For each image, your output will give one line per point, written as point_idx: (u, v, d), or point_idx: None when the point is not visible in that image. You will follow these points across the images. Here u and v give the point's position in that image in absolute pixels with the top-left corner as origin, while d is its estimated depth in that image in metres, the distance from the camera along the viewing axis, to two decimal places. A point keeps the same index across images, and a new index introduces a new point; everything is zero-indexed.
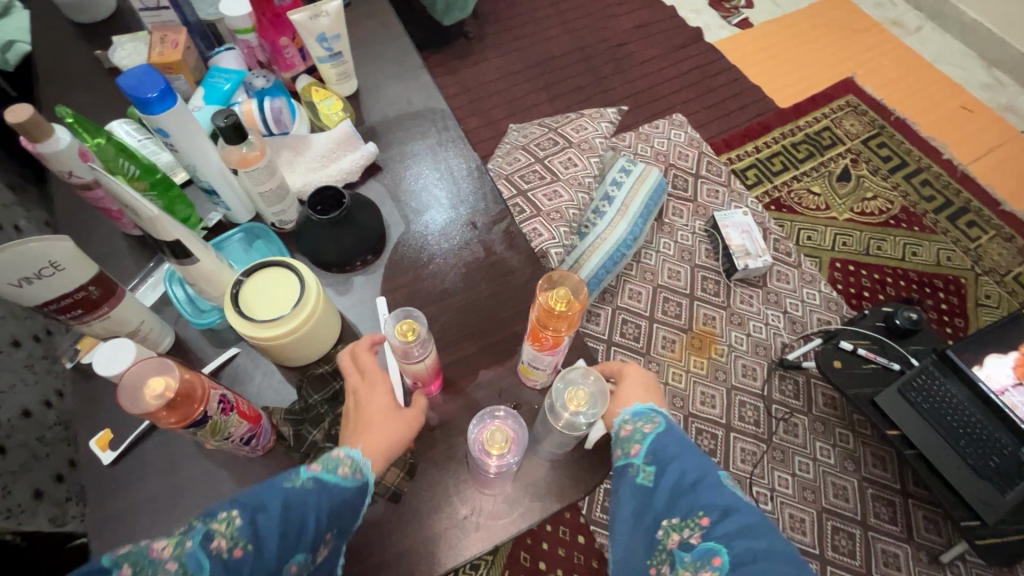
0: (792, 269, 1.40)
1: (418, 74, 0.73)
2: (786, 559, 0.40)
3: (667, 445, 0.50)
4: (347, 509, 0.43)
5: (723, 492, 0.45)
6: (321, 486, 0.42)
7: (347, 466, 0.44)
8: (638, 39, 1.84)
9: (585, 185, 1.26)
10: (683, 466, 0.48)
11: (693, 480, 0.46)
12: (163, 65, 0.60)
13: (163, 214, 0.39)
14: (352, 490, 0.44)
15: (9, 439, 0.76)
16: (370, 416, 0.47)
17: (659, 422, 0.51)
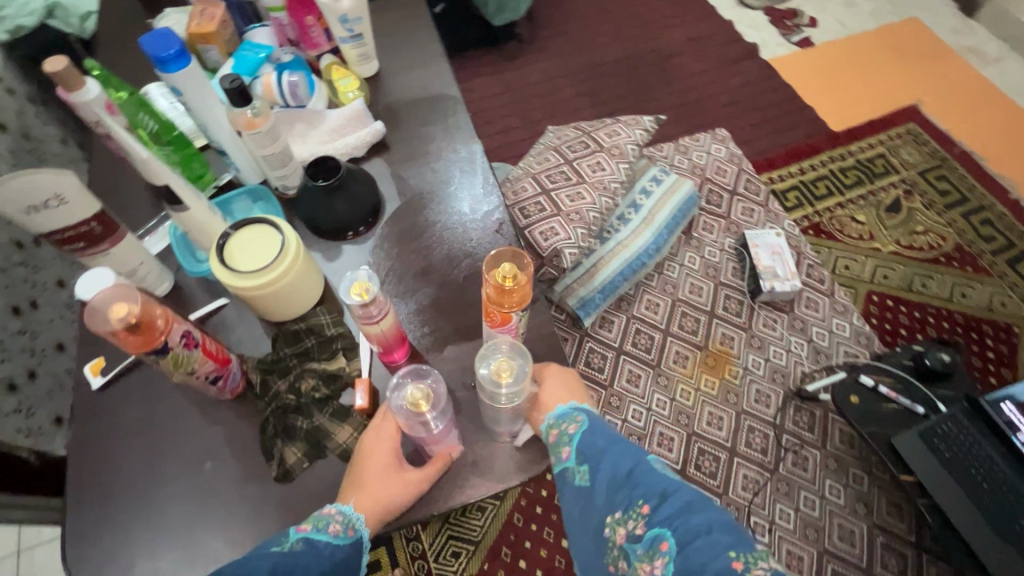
0: (823, 298, 1.33)
1: (436, 61, 0.75)
2: (718, 522, 0.41)
3: (598, 441, 0.50)
4: (340, 565, 0.45)
5: (655, 477, 0.46)
6: (314, 547, 0.44)
7: (338, 523, 0.46)
8: (690, 51, 1.81)
9: (610, 190, 1.24)
10: (614, 460, 0.48)
11: (629, 472, 0.47)
12: (200, 35, 0.65)
13: (152, 157, 0.45)
14: (347, 548, 0.46)
15: (40, 368, 0.83)
16: (367, 475, 0.48)
17: (582, 419, 0.52)
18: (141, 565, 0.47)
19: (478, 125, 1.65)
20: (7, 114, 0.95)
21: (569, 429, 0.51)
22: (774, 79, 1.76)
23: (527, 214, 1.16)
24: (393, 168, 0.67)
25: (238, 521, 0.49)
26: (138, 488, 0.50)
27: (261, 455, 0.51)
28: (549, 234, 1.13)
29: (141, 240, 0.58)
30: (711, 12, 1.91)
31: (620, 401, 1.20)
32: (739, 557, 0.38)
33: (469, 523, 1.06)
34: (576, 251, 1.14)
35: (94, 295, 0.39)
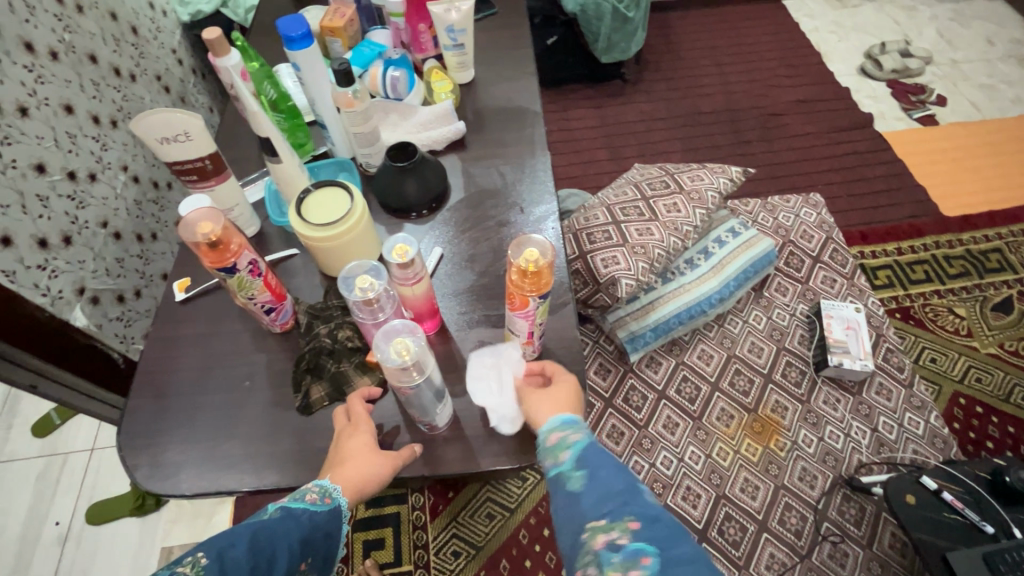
0: (899, 387, 1.22)
1: (527, 77, 0.82)
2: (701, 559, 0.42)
3: (598, 452, 0.48)
4: (323, 529, 0.48)
5: (646, 501, 0.45)
6: (293, 514, 0.46)
7: (316, 492, 0.48)
8: (796, 113, 1.77)
9: (682, 232, 1.23)
10: (610, 477, 0.46)
11: (624, 490, 0.46)
12: (330, 29, 0.76)
13: (261, 113, 0.53)
14: (324, 515, 0.47)
15: (145, 288, 0.97)
16: (348, 453, 0.51)
17: (586, 435, 0.50)
18: (172, 453, 0.54)
19: (567, 152, 1.70)
20: (172, 78, 1.14)
21: (564, 436, 0.50)
22: (885, 152, 1.67)
23: (592, 240, 1.18)
24: (464, 164, 0.73)
25: (256, 436, 0.55)
26: (186, 389, 0.58)
27: (291, 385, 0.58)
28: (610, 262, 1.15)
29: (242, 188, 0.68)
30: (829, 77, 1.86)
31: (652, 444, 1.17)
32: None
33: (475, 527, 1.07)
34: (633, 283, 1.14)
35: (189, 214, 0.49)
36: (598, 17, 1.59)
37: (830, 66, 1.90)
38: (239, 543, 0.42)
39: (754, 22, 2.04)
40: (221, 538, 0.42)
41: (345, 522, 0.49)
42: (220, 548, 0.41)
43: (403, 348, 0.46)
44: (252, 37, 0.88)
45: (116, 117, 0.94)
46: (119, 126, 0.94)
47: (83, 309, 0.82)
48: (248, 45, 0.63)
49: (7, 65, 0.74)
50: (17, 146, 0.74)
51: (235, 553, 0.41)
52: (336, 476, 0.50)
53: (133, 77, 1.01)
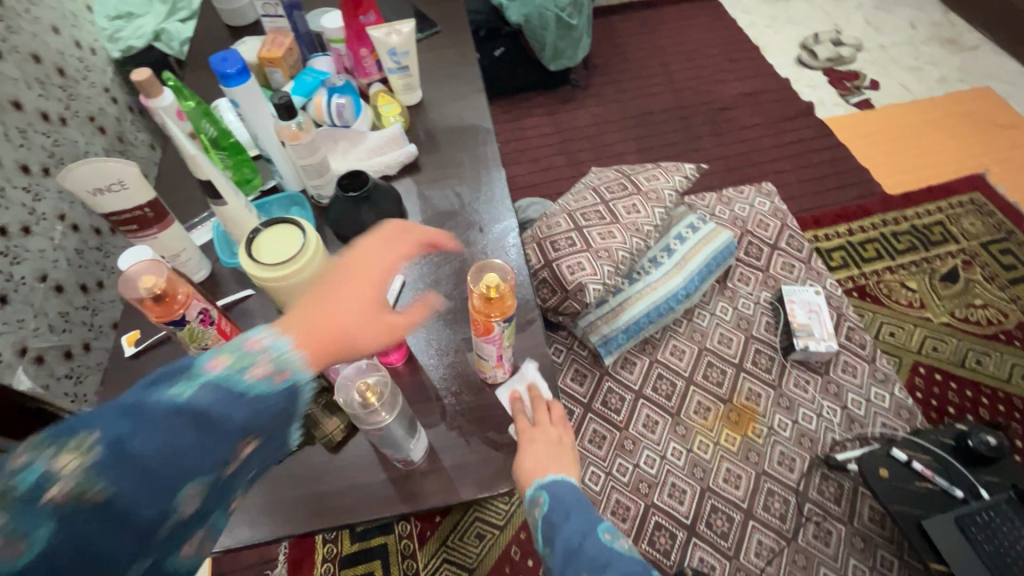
0: (863, 363, 1.27)
1: (476, 95, 0.81)
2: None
3: (556, 507, 0.52)
4: (272, 411, 0.38)
5: (597, 544, 0.49)
6: (233, 389, 0.36)
7: (268, 360, 0.38)
8: (742, 106, 1.82)
9: (643, 232, 1.25)
10: (566, 534, 0.50)
11: (578, 540, 0.49)
12: (268, 59, 0.74)
13: (200, 155, 0.51)
14: (274, 392, 0.39)
15: (94, 341, 0.92)
16: (334, 317, 0.42)
17: (544, 500, 0.53)
18: None
19: (525, 161, 1.71)
20: (107, 118, 1.10)
21: (530, 501, 0.54)
22: (828, 138, 1.74)
23: (557, 247, 1.19)
24: (420, 187, 0.72)
25: None
26: None
27: None
28: (577, 268, 1.15)
29: (189, 231, 0.65)
30: (769, 70, 1.93)
31: (634, 445, 1.17)
32: None
33: (466, 548, 1.05)
34: (600, 287, 1.15)
35: (132, 267, 0.46)
36: (542, 26, 1.61)
37: (768, 58, 1.97)
38: (149, 426, 0.32)
39: (694, 21, 2.10)
40: (125, 417, 0.32)
41: (300, 404, 0.40)
42: (119, 440, 0.31)
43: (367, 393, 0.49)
44: (189, 73, 0.85)
45: (48, 164, 0.90)
46: (52, 174, 0.90)
47: (26, 371, 0.77)
48: (181, 84, 0.61)
49: None
50: None
51: (138, 445, 0.32)
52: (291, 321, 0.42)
53: (63, 121, 0.96)
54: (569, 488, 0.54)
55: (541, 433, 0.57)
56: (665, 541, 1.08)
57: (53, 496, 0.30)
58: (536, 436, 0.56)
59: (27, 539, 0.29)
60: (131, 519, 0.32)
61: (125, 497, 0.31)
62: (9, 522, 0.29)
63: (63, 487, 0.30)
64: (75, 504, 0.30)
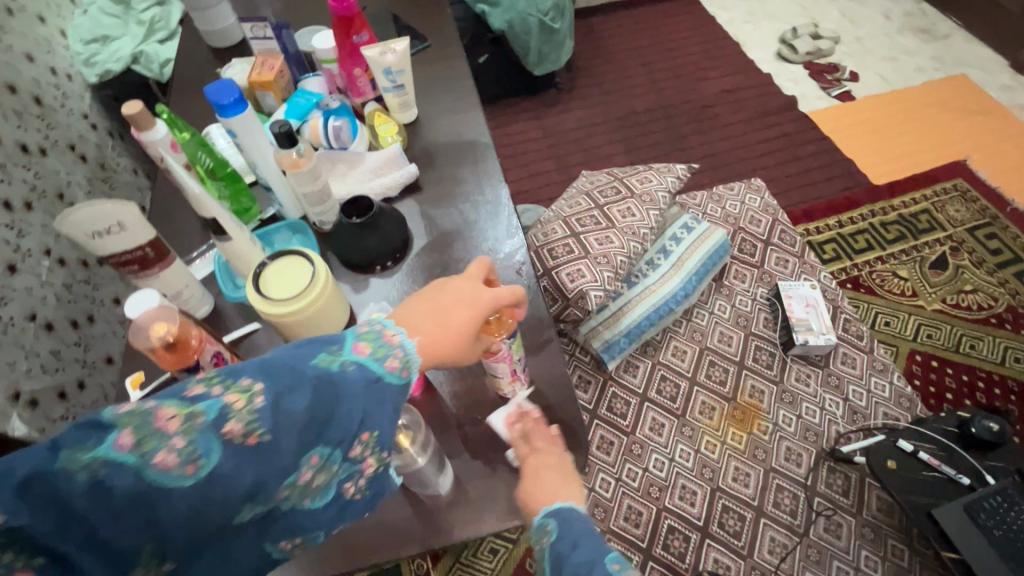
0: (861, 354, 1.28)
1: (472, 109, 0.80)
2: None
3: (563, 534, 0.48)
4: (388, 398, 0.44)
5: (609, 571, 0.44)
6: (368, 376, 0.42)
7: (396, 361, 0.45)
8: (726, 103, 1.84)
9: (640, 235, 1.25)
10: (574, 558, 0.46)
11: (584, 563, 0.45)
12: (259, 83, 0.72)
13: (203, 193, 0.49)
14: (394, 386, 0.45)
15: (89, 378, 0.89)
16: (441, 332, 0.50)
17: (552, 528, 0.49)
18: None
19: (514, 168, 1.70)
20: (88, 146, 1.07)
21: (538, 530, 0.50)
22: (812, 131, 1.75)
23: (554, 255, 1.19)
24: (423, 208, 0.71)
25: None
26: None
27: None
28: (576, 276, 1.15)
29: (188, 265, 0.63)
30: (750, 65, 1.94)
31: (642, 449, 1.17)
32: None
33: (481, 564, 1.04)
34: (601, 294, 1.14)
35: (141, 314, 0.44)
36: (526, 31, 1.60)
37: (749, 54, 1.99)
38: (306, 385, 0.38)
39: (674, 19, 2.11)
40: (284, 374, 0.38)
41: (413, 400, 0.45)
42: (279, 392, 0.36)
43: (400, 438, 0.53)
44: (176, 99, 0.83)
45: (31, 197, 0.87)
46: (36, 208, 0.87)
47: (21, 416, 0.74)
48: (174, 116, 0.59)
49: None
50: None
51: (294, 400, 0.36)
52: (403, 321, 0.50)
53: (43, 152, 0.93)
54: (580, 519, 0.50)
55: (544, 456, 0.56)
56: (679, 544, 1.08)
57: (228, 434, 0.34)
58: (540, 464, 0.55)
59: (201, 457, 0.33)
60: (278, 465, 0.36)
61: (279, 448, 0.36)
62: (190, 441, 0.33)
63: (234, 429, 0.34)
64: (239, 443, 0.34)
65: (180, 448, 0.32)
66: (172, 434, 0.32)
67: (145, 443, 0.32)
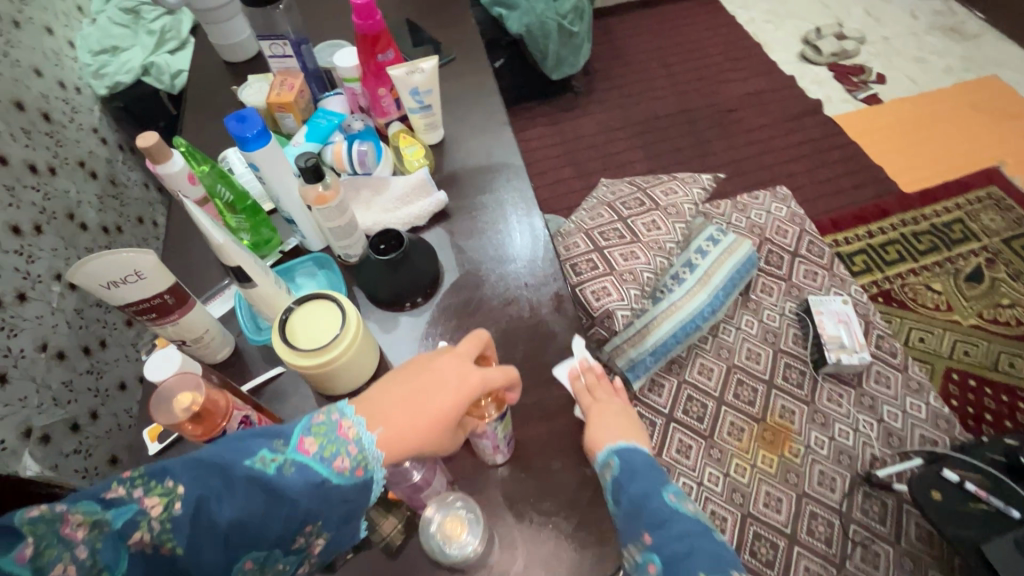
0: (896, 373, 1.23)
1: (502, 129, 0.76)
2: (710, 552, 0.49)
3: (624, 469, 0.52)
4: (336, 499, 0.41)
5: (668, 506, 0.51)
6: (312, 479, 0.40)
7: (348, 461, 0.42)
8: (748, 107, 1.78)
9: (665, 249, 1.21)
10: (636, 492, 0.51)
11: (643, 502, 0.51)
12: (279, 103, 0.68)
13: (228, 242, 0.45)
14: (346, 487, 0.42)
15: (103, 407, 0.85)
16: (409, 417, 0.44)
17: (616, 465, 0.52)
18: None
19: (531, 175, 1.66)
20: (98, 162, 1.03)
21: (600, 463, 0.53)
22: (839, 136, 1.70)
23: (578, 271, 1.15)
24: (452, 238, 0.67)
25: None
26: None
27: None
28: (602, 294, 1.11)
29: (206, 303, 0.60)
30: (772, 67, 1.89)
31: (669, 472, 1.13)
32: None
33: None
34: (628, 312, 1.10)
35: (167, 377, 0.42)
36: (544, 35, 1.55)
37: (771, 55, 1.93)
38: (230, 493, 0.38)
39: (691, 19, 2.05)
40: (213, 475, 0.38)
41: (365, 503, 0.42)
42: (199, 500, 0.37)
43: (453, 528, 0.51)
44: (191, 118, 0.79)
45: (41, 220, 0.84)
46: (45, 231, 0.84)
47: (32, 454, 0.71)
48: (193, 148, 0.55)
49: None
50: None
51: (215, 507, 0.37)
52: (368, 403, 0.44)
53: (53, 171, 0.90)
54: (637, 451, 0.54)
55: (604, 404, 0.56)
56: None
57: (139, 541, 0.37)
58: (604, 413, 0.55)
59: (104, 568, 0.35)
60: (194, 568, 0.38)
61: (193, 555, 0.37)
62: (96, 550, 0.35)
63: (144, 539, 0.37)
64: (151, 549, 0.37)
65: (81, 560, 0.35)
66: (78, 543, 0.35)
67: (45, 554, 0.34)
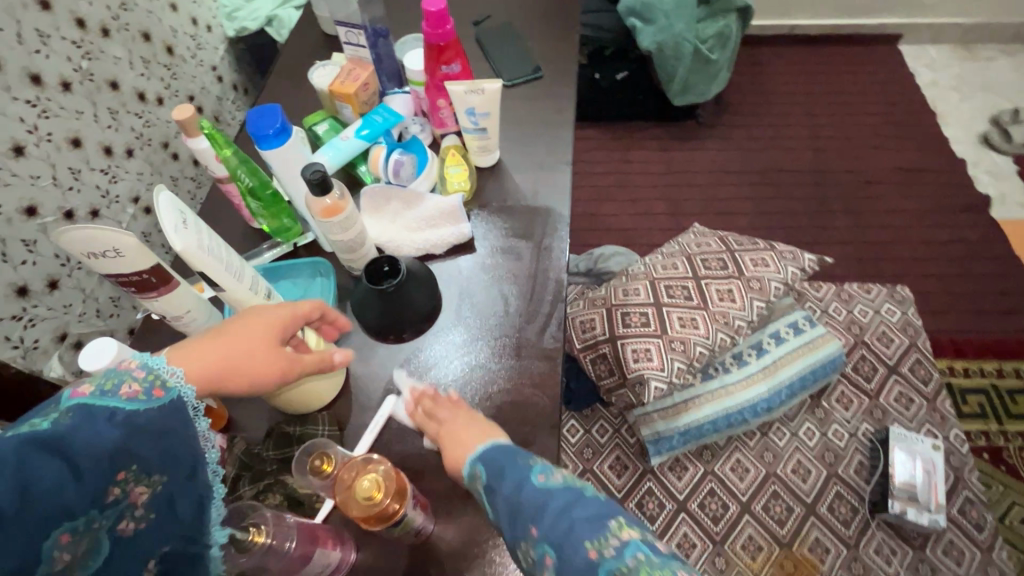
0: (974, 551, 1.02)
1: (561, 168, 0.69)
2: (589, 515, 0.40)
3: (490, 471, 0.44)
4: (151, 432, 0.34)
5: (549, 488, 0.42)
6: (102, 414, 0.33)
7: (140, 381, 0.36)
8: (895, 184, 1.53)
9: (733, 326, 1.07)
10: (509, 487, 0.43)
11: (516, 494, 0.42)
12: (340, 93, 0.67)
13: (191, 249, 0.42)
14: (152, 409, 0.35)
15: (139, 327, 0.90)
16: (220, 339, 0.42)
17: (481, 469, 0.45)
18: None
19: (620, 200, 1.56)
20: (207, 98, 1.10)
21: (468, 477, 0.46)
22: (999, 246, 1.41)
23: (627, 322, 1.05)
24: (463, 276, 0.62)
25: None
26: None
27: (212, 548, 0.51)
28: (642, 356, 1.01)
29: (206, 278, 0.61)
30: (941, 144, 1.60)
31: None
32: (592, 546, 0.38)
33: None
34: (664, 386, 0.99)
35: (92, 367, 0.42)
36: (676, 57, 1.41)
37: (944, 129, 1.64)
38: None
39: (859, 67, 1.78)
40: None
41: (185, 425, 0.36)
42: None
43: None
44: (273, 82, 0.80)
45: (134, 145, 0.90)
46: (135, 155, 0.90)
47: (61, 358, 0.76)
48: (218, 131, 0.54)
49: (7, 101, 0.68)
50: (7, 189, 0.68)
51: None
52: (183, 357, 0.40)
53: (160, 101, 0.96)
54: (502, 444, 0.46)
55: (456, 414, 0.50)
56: None
57: None
58: (452, 430, 0.49)
59: None
60: None
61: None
62: None
63: None
64: None
65: None
66: None
67: None
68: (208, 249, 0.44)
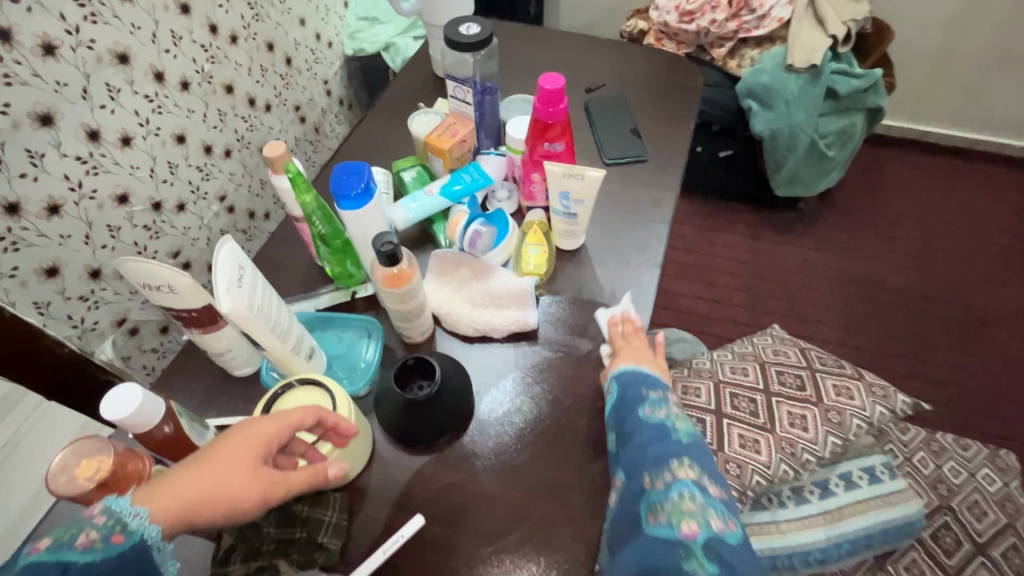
0: None
1: (649, 269, 0.63)
2: (665, 455, 0.48)
3: (621, 390, 0.53)
4: None
5: (654, 428, 0.50)
6: (52, 572, 0.33)
7: (96, 530, 0.35)
8: (1015, 328, 1.36)
9: (802, 463, 0.90)
10: (627, 414, 0.51)
11: (622, 419, 0.51)
12: (434, 147, 0.64)
13: (236, 312, 0.42)
14: (105, 561, 0.35)
15: None
16: (202, 464, 0.40)
17: (615, 384, 0.53)
18: None
19: (696, 281, 1.46)
20: (312, 109, 1.13)
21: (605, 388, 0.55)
22: None
23: None
24: (517, 369, 0.57)
25: None
26: None
27: None
28: None
29: None
30: None
31: None
32: (652, 480, 0.46)
33: None
34: None
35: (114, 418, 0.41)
36: (789, 147, 1.32)
37: None
38: None
39: (993, 188, 1.61)
40: None
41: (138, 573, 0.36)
42: None
43: None
44: (373, 115, 0.80)
45: (233, 146, 0.92)
46: (232, 156, 0.92)
47: (114, 342, 0.77)
48: (303, 177, 0.52)
49: (126, 94, 0.71)
50: (104, 176, 0.70)
51: None
52: (154, 491, 0.39)
53: (267, 108, 0.99)
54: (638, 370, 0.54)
55: (634, 346, 0.56)
56: None
57: None
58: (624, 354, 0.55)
59: None
60: None
61: None
62: None
63: None
64: None
65: None
66: None
67: None
68: (258, 309, 0.44)
